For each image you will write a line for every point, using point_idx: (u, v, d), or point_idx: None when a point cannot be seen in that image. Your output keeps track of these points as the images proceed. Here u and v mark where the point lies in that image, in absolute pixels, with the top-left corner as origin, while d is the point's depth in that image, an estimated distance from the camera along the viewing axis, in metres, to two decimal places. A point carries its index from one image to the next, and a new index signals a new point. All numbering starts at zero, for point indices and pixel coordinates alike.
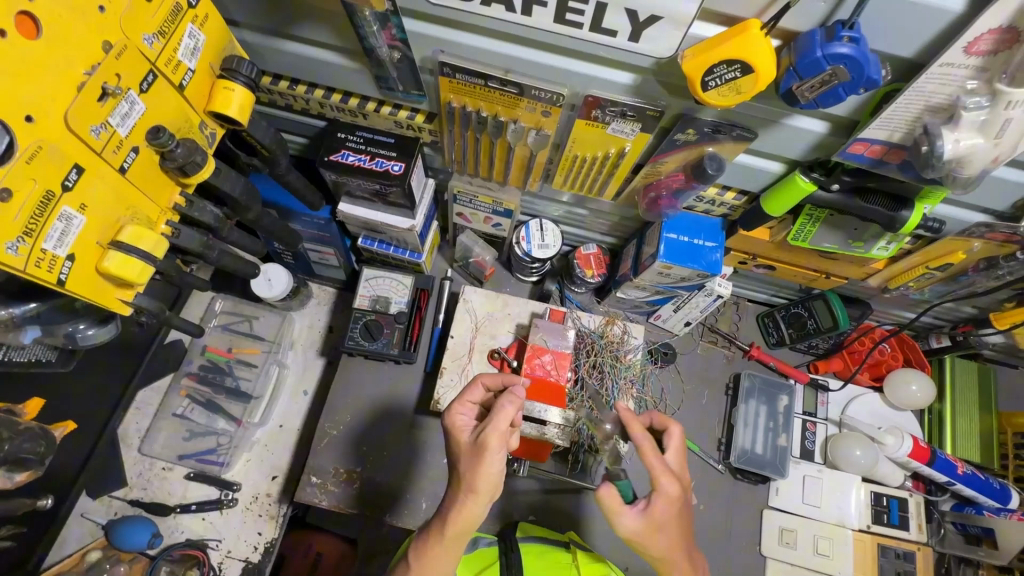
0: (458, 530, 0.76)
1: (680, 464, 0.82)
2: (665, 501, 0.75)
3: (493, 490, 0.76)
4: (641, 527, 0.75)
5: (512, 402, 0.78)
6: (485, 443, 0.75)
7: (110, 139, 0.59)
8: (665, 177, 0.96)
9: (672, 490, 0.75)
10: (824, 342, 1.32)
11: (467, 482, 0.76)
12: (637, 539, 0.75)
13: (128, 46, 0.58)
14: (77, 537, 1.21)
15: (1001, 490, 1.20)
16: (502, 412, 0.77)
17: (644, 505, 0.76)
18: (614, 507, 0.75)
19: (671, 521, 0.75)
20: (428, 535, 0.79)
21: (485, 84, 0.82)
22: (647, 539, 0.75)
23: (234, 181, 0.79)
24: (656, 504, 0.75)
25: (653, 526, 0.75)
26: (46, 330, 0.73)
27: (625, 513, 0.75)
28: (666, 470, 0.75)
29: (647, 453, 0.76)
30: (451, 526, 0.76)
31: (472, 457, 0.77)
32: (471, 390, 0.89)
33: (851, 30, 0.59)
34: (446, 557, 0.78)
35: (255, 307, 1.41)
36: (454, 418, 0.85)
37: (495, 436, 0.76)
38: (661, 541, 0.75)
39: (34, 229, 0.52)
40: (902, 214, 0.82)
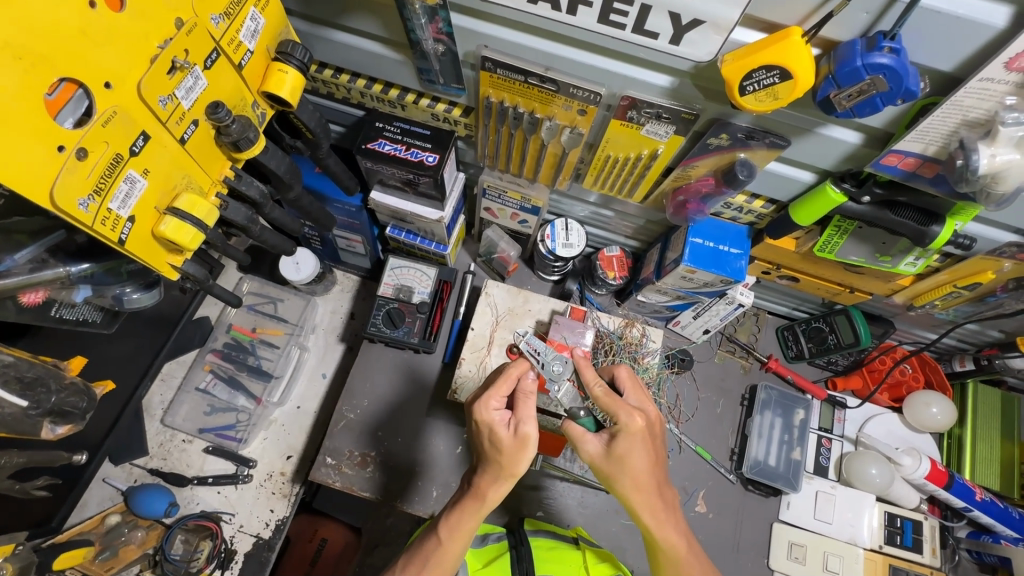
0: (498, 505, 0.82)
1: (643, 400, 0.84)
2: (626, 436, 0.77)
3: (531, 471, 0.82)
4: (604, 454, 0.79)
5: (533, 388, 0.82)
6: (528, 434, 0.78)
7: (175, 110, 0.62)
8: (695, 181, 0.97)
9: (635, 423, 0.77)
10: (844, 359, 1.32)
11: (508, 467, 0.79)
12: (604, 466, 0.80)
13: (198, 24, 0.61)
14: (98, 500, 1.25)
15: (1021, 519, 1.17)
16: (528, 402, 0.80)
17: (608, 438, 0.79)
18: (577, 438, 0.81)
19: (633, 453, 0.78)
20: (463, 511, 0.82)
21: (525, 80, 0.85)
22: (611, 468, 0.79)
23: (279, 160, 0.83)
24: (618, 439, 0.78)
25: (614, 456, 0.78)
26: (97, 290, 0.79)
27: (587, 442, 0.80)
28: (621, 407, 0.78)
29: (599, 398, 0.80)
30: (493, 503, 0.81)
31: (516, 448, 0.78)
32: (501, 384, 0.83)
33: (892, 41, 0.60)
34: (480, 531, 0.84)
35: (281, 290, 1.45)
36: (488, 413, 0.80)
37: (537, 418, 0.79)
38: (626, 471, 0.78)
39: (103, 188, 0.55)
40: (933, 228, 0.83)
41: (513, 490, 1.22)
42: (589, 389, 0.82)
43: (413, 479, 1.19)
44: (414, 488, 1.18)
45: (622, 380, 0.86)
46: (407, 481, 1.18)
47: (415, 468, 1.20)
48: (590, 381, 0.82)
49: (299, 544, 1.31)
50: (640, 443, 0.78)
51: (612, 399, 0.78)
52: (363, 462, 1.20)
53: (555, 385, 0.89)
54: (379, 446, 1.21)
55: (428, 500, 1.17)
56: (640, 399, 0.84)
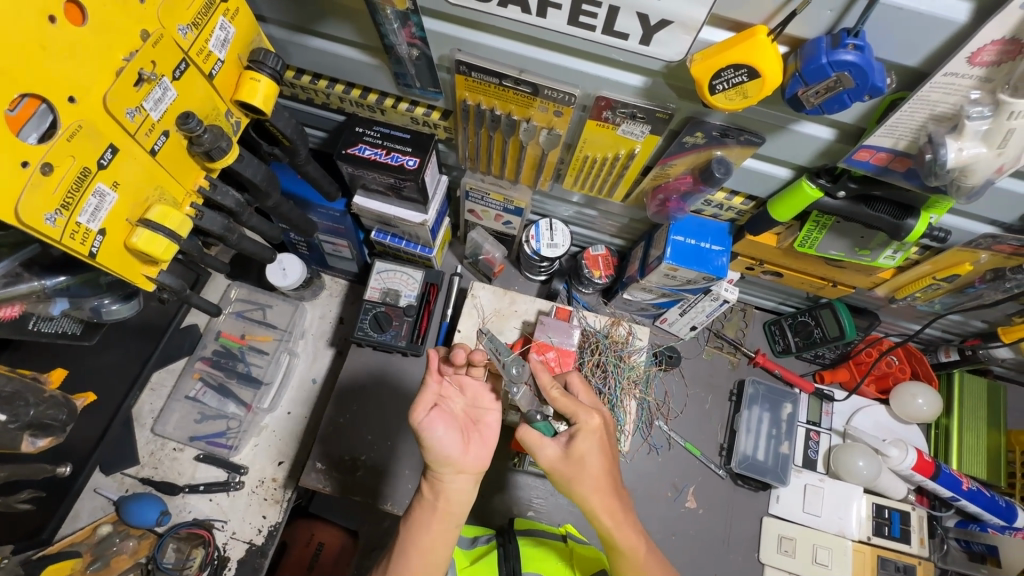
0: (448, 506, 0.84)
1: (595, 401, 0.91)
2: (585, 435, 0.84)
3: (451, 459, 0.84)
4: (562, 456, 0.85)
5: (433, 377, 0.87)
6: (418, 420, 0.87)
7: (144, 122, 0.62)
8: (673, 179, 0.98)
9: (592, 423, 0.84)
10: (831, 352, 1.32)
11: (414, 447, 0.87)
12: (563, 468, 0.85)
13: (164, 35, 0.61)
14: (90, 510, 1.25)
15: (1007, 508, 1.18)
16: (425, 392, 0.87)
17: (567, 440, 0.85)
18: (535, 443, 0.86)
19: (591, 452, 0.84)
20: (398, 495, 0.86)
21: (499, 82, 0.85)
22: (571, 469, 0.84)
23: (255, 168, 0.83)
24: (577, 439, 0.84)
25: (572, 457, 0.84)
26: (74, 303, 0.80)
27: (546, 447, 0.85)
28: (580, 408, 0.84)
29: (557, 400, 0.85)
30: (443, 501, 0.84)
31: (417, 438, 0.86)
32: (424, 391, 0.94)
33: (857, 38, 0.60)
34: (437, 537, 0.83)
35: (269, 296, 1.45)
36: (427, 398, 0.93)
37: (424, 396, 0.85)
38: (584, 471, 0.84)
39: (71, 202, 0.55)
40: (908, 222, 0.83)
41: (503, 491, 1.23)
42: (546, 393, 0.86)
43: (404, 482, 1.20)
44: (404, 491, 1.18)
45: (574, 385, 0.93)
46: (396, 485, 1.18)
47: (405, 471, 1.20)
48: (547, 386, 0.85)
49: (295, 548, 1.31)
50: (596, 442, 0.84)
51: (569, 401, 0.85)
52: (353, 466, 1.20)
53: (515, 389, 0.83)
54: (369, 450, 1.22)
55: None
56: (593, 400, 0.91)
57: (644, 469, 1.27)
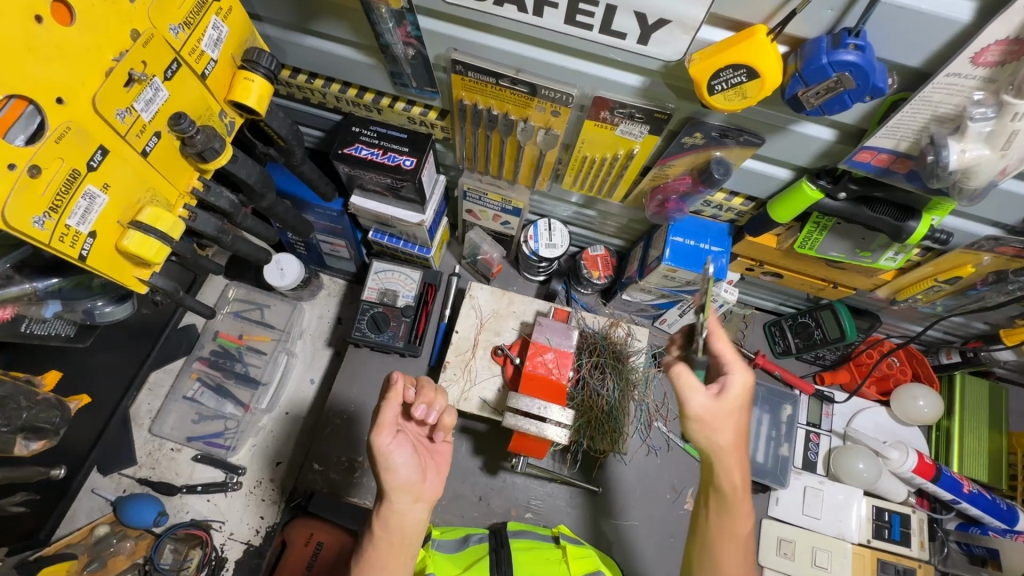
0: (393, 529, 0.81)
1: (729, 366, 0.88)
2: (736, 393, 0.80)
3: (407, 485, 0.82)
4: (709, 408, 0.80)
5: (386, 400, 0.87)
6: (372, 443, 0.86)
7: (134, 123, 0.61)
8: (672, 180, 0.97)
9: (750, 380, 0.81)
10: (831, 354, 1.32)
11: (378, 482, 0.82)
12: (706, 417, 0.80)
13: (155, 35, 0.61)
14: (88, 510, 1.25)
15: (1009, 511, 1.18)
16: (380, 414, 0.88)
17: (718, 391, 0.80)
18: (687, 387, 0.80)
19: (737, 408, 0.81)
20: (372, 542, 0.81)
21: (496, 82, 0.84)
22: (707, 421, 0.80)
23: (249, 168, 0.82)
24: (732, 392, 0.80)
25: (726, 407, 0.80)
26: (67, 304, 0.79)
27: (694, 394, 0.79)
28: (737, 366, 0.82)
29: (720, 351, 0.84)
30: (383, 523, 0.81)
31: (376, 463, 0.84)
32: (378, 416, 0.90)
33: (857, 38, 0.59)
34: (391, 562, 0.80)
35: (267, 296, 1.44)
36: None
37: (389, 415, 0.82)
38: (719, 424, 0.81)
39: (59, 205, 0.54)
40: (909, 224, 0.82)
41: (500, 492, 1.22)
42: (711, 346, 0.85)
43: None
44: None
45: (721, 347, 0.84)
46: None
47: None
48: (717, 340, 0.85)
49: (295, 548, 1.18)
50: (744, 400, 0.82)
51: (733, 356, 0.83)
52: (350, 467, 1.24)
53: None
54: (365, 452, 1.23)
55: None
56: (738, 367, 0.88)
57: (643, 470, 1.27)
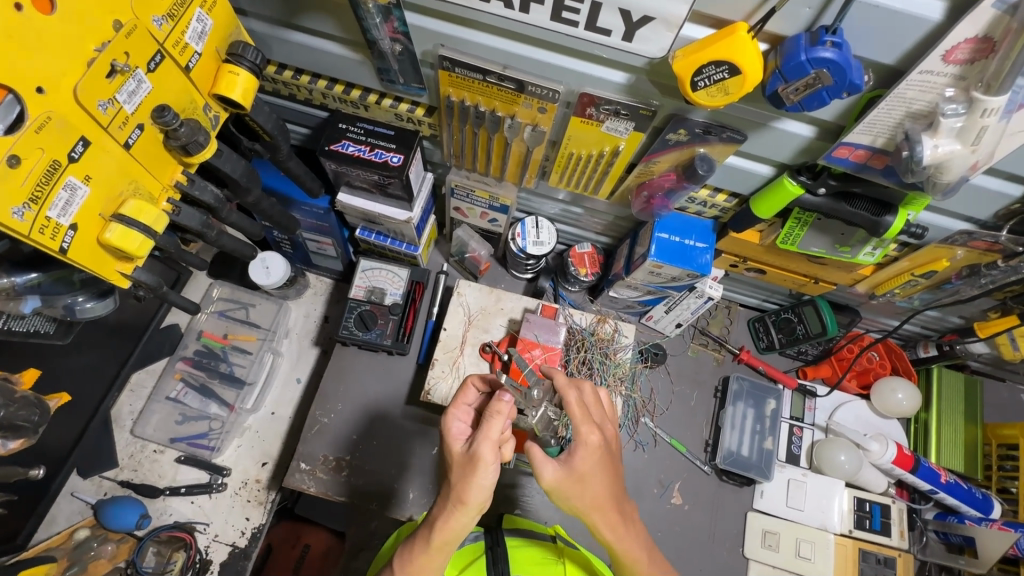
0: (445, 538, 0.78)
1: (603, 417, 0.87)
2: (586, 453, 0.81)
3: (480, 501, 0.78)
4: (565, 476, 0.80)
5: (501, 410, 0.79)
6: (479, 454, 0.78)
7: (117, 115, 0.61)
8: (657, 177, 0.98)
9: (594, 440, 0.81)
10: (813, 349, 1.34)
11: (459, 493, 0.78)
12: (562, 488, 0.81)
13: (138, 26, 0.60)
14: (67, 514, 1.22)
15: (983, 499, 1.20)
16: (492, 422, 0.78)
17: (566, 457, 0.81)
18: (536, 459, 0.81)
19: (593, 471, 0.80)
20: (415, 545, 0.80)
21: (483, 78, 0.84)
22: (573, 486, 0.80)
23: (234, 163, 0.81)
24: (577, 456, 0.81)
25: (573, 476, 0.80)
26: (46, 301, 0.78)
27: (548, 465, 0.81)
28: (585, 422, 0.81)
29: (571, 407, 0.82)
30: (440, 534, 0.78)
31: (466, 467, 0.79)
32: (490, 422, 0.79)
33: (834, 36, 0.61)
34: (429, 564, 0.79)
35: (253, 295, 1.43)
36: (449, 425, 0.86)
37: (486, 447, 0.78)
38: (585, 491, 0.81)
39: (39, 196, 0.54)
40: (886, 218, 0.85)
41: None
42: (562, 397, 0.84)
43: (389, 481, 1.18)
44: (390, 490, 1.17)
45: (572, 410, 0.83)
46: (382, 486, 1.17)
47: (391, 470, 1.19)
48: (564, 389, 0.84)
49: (281, 551, 1.32)
50: (599, 461, 0.81)
51: (582, 413, 0.82)
52: (338, 466, 1.19)
53: (530, 411, 0.88)
54: (354, 450, 1.21)
55: (403, 501, 1.16)
56: (601, 417, 0.86)
57: (630, 466, 1.28)
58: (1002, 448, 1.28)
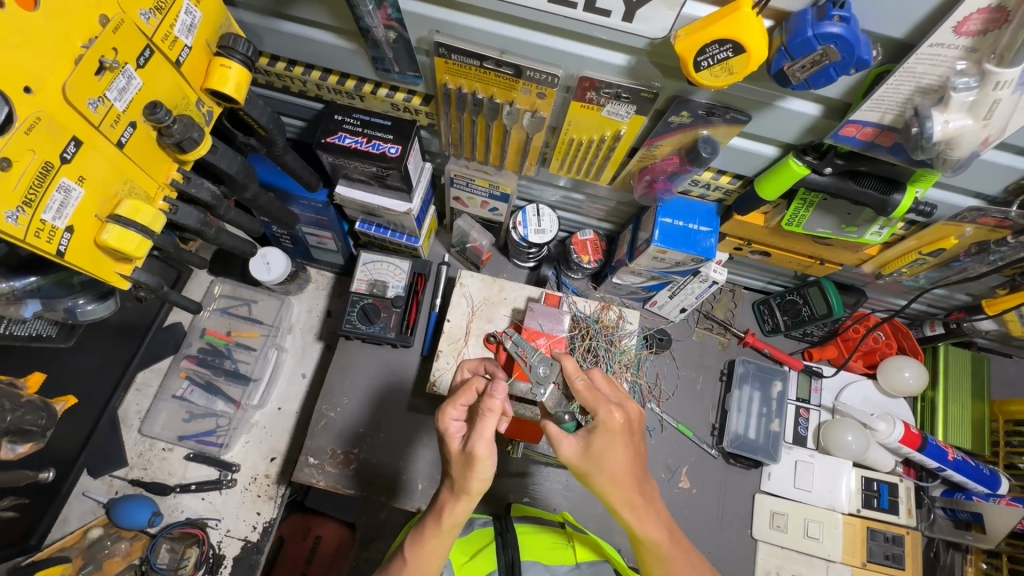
0: (454, 523, 0.80)
1: (622, 396, 0.85)
2: (604, 432, 0.79)
3: (485, 490, 0.79)
4: (582, 452, 0.80)
5: (492, 407, 0.76)
6: (475, 454, 0.76)
7: (108, 113, 0.59)
8: (660, 160, 0.97)
9: (614, 419, 0.79)
10: (819, 330, 1.34)
11: (462, 486, 0.78)
12: (581, 464, 0.80)
13: (125, 20, 0.59)
14: (80, 514, 1.23)
15: (991, 476, 1.21)
16: (485, 420, 0.77)
17: (585, 434, 0.81)
18: (555, 435, 0.81)
19: (613, 449, 0.79)
20: (425, 530, 0.81)
21: (480, 64, 0.83)
22: (589, 465, 0.80)
23: (230, 159, 0.80)
24: (597, 434, 0.79)
25: (593, 453, 0.80)
26: (47, 304, 0.78)
27: (565, 439, 0.81)
28: (601, 403, 0.80)
29: (582, 392, 0.81)
30: (449, 518, 0.79)
31: (465, 465, 0.78)
32: (483, 420, 0.77)
33: (842, 9, 0.59)
34: (434, 552, 0.81)
35: (254, 291, 1.42)
36: (447, 423, 0.84)
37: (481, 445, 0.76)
38: (605, 469, 0.80)
39: (33, 199, 0.53)
40: (894, 197, 0.83)
41: (496, 479, 1.23)
42: (569, 382, 0.83)
43: (399, 474, 1.18)
44: (398, 482, 1.17)
45: (582, 391, 0.81)
46: (391, 478, 1.18)
47: (400, 463, 1.19)
48: (571, 374, 0.83)
49: (292, 542, 1.33)
50: (619, 440, 0.80)
51: (594, 395, 0.81)
52: (347, 460, 1.19)
53: (540, 388, 0.88)
54: (362, 443, 1.21)
55: (412, 493, 1.17)
56: (619, 395, 0.85)
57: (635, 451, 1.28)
58: (1008, 424, 1.28)
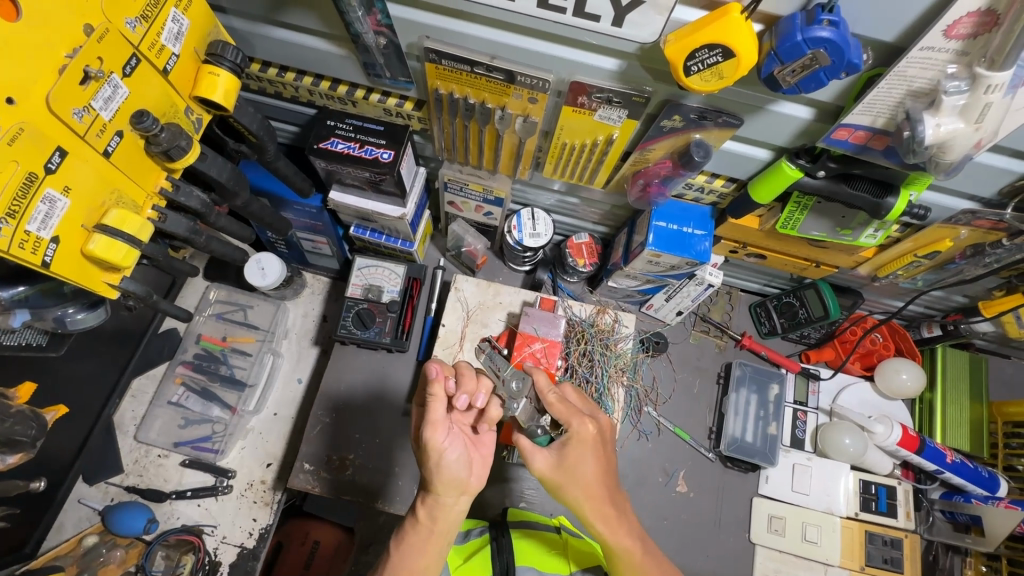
0: (438, 516, 0.79)
1: (593, 408, 0.88)
2: (577, 444, 0.81)
3: (456, 477, 0.77)
4: (555, 465, 0.81)
5: (434, 392, 0.76)
6: (428, 441, 0.76)
7: (94, 123, 0.59)
8: (653, 164, 0.96)
9: (586, 432, 0.81)
10: (816, 332, 1.33)
11: (427, 477, 0.78)
12: (554, 477, 0.81)
13: (110, 29, 0.58)
14: (75, 521, 1.23)
15: (990, 478, 1.20)
16: (432, 407, 0.76)
17: (559, 447, 0.82)
18: (527, 450, 0.82)
19: (585, 461, 0.81)
20: (408, 525, 0.80)
21: (471, 70, 0.82)
22: (562, 478, 0.81)
23: (220, 166, 0.80)
24: (570, 446, 0.81)
25: (565, 465, 0.81)
26: (37, 313, 0.77)
27: (537, 454, 0.81)
28: (574, 416, 0.82)
29: (554, 406, 0.82)
30: (428, 509, 0.79)
31: (424, 455, 0.78)
32: (432, 407, 0.76)
33: (831, 14, 0.59)
34: (427, 549, 0.79)
35: (250, 296, 1.42)
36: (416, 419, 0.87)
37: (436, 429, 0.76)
38: (578, 480, 0.81)
39: (17, 210, 0.53)
40: (887, 201, 0.83)
41: (493, 484, 1.23)
42: (542, 397, 0.84)
43: (395, 480, 1.18)
44: (394, 488, 1.16)
45: (553, 404, 0.83)
46: (386, 484, 1.17)
47: (395, 468, 1.18)
48: (543, 389, 0.83)
49: (292, 547, 1.32)
50: (591, 452, 0.82)
51: (565, 408, 0.82)
52: (342, 466, 1.18)
53: (512, 403, 0.85)
54: (357, 449, 1.20)
55: (408, 498, 1.16)
56: (591, 407, 0.87)
57: (632, 455, 1.28)
58: (1007, 426, 1.28)
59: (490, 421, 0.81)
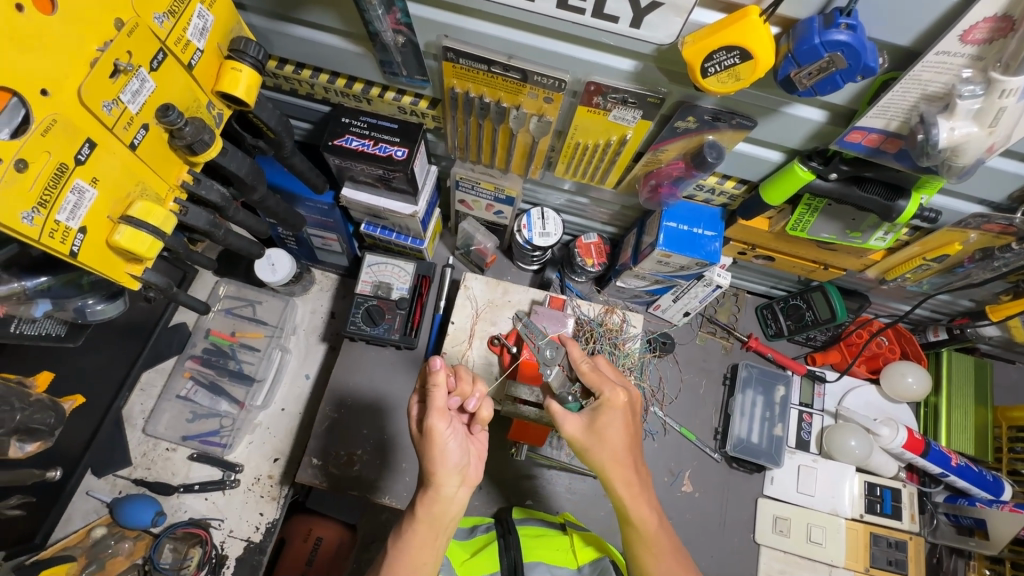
0: (434, 511, 0.79)
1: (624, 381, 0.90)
2: (609, 409, 0.83)
3: (456, 466, 0.79)
4: (584, 428, 0.83)
5: (438, 382, 0.77)
6: (432, 427, 0.78)
7: (122, 115, 0.60)
8: (665, 165, 0.97)
9: (618, 398, 0.83)
10: (822, 334, 1.33)
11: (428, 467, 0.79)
12: (583, 441, 0.83)
13: (139, 24, 0.59)
14: (83, 513, 1.23)
15: (994, 481, 1.20)
16: (434, 394, 0.78)
17: (590, 413, 0.84)
18: (559, 414, 0.84)
19: (614, 426, 0.82)
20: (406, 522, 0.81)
21: (488, 69, 0.83)
22: (590, 441, 0.82)
23: (239, 161, 0.81)
24: (601, 411, 0.83)
25: (595, 429, 0.82)
26: (56, 304, 0.78)
27: (568, 418, 0.84)
28: (606, 382, 0.84)
29: (586, 374, 0.86)
30: (426, 506, 0.79)
31: (426, 445, 0.80)
32: (433, 393, 0.78)
33: (848, 18, 0.60)
34: (425, 545, 0.79)
35: (259, 292, 1.43)
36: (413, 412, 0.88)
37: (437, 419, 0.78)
38: (606, 445, 0.82)
39: (47, 200, 0.54)
40: (899, 203, 0.84)
41: (499, 481, 1.23)
42: (576, 366, 0.88)
43: (403, 476, 1.18)
44: (402, 484, 1.17)
45: (586, 371, 0.86)
46: (394, 479, 1.17)
47: (402, 465, 1.19)
48: (577, 359, 0.88)
49: (293, 543, 1.31)
50: (620, 418, 0.83)
51: (597, 376, 0.85)
52: (349, 461, 1.19)
53: (546, 368, 0.91)
54: (365, 444, 1.21)
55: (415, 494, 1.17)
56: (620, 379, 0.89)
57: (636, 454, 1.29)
58: (1012, 430, 1.28)
59: (481, 421, 0.86)
